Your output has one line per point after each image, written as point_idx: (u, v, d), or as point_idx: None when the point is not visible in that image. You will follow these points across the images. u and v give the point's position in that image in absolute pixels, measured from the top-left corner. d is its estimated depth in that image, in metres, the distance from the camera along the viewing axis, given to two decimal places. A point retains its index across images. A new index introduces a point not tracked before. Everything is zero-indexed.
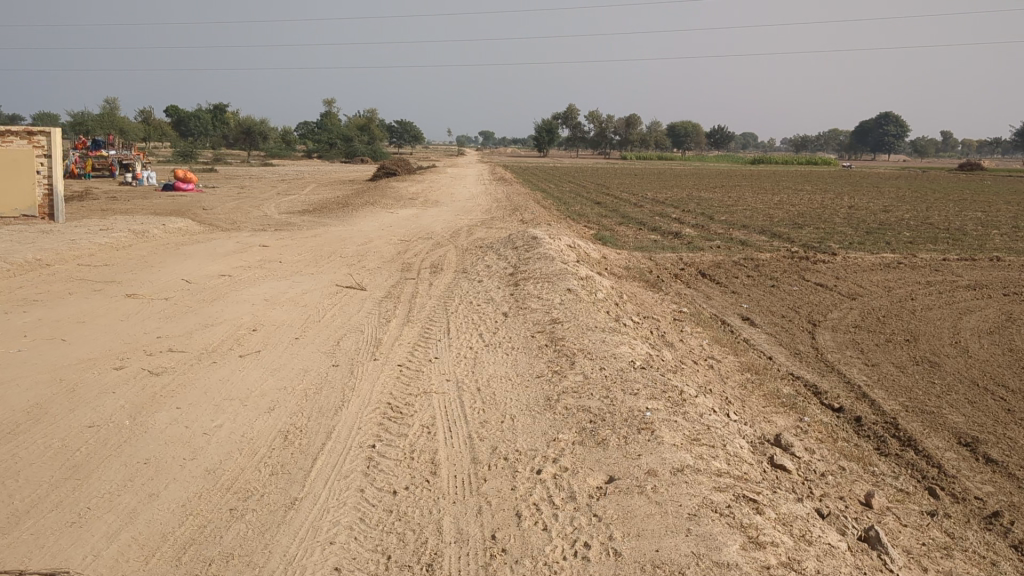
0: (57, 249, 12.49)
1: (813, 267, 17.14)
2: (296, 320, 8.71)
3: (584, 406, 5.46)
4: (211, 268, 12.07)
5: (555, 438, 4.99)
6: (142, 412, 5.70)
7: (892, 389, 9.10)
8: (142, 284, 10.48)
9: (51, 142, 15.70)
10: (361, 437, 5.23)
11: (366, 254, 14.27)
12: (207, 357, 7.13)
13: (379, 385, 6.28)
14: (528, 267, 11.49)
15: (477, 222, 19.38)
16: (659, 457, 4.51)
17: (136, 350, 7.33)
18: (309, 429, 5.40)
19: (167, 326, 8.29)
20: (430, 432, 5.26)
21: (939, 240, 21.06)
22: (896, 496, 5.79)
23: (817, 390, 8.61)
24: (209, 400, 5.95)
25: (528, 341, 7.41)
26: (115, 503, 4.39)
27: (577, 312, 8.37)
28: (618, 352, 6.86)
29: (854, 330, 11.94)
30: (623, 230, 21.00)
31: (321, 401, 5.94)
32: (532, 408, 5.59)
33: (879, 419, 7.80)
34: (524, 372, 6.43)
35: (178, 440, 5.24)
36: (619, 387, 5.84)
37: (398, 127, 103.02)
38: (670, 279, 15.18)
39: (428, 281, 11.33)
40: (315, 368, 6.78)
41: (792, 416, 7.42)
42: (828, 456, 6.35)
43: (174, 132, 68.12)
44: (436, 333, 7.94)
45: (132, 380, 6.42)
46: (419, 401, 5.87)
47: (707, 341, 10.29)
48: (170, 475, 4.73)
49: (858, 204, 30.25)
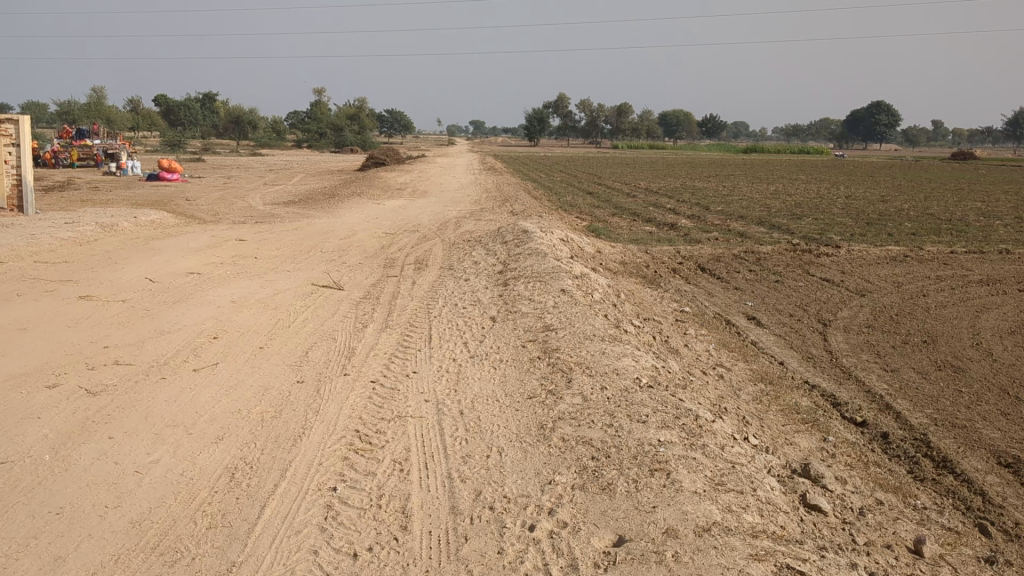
0: (14, 245, 11.61)
1: (816, 259, 16.37)
2: (265, 327, 7.85)
3: (585, 437, 4.65)
4: (180, 265, 11.18)
5: (551, 481, 4.17)
6: (65, 444, 4.86)
7: (917, 399, 8.31)
8: (102, 284, 9.64)
9: (18, 131, 14.66)
10: (321, 476, 4.41)
11: (347, 249, 13.42)
12: (156, 372, 6.28)
13: (347, 406, 5.45)
14: (520, 264, 10.67)
15: (465, 215, 18.50)
16: (680, 512, 3.71)
17: (76, 363, 6.48)
18: (262, 466, 4.57)
19: (118, 333, 7.43)
20: (402, 470, 4.44)
21: (941, 232, 20.31)
22: (946, 539, 4.99)
23: (836, 401, 7.82)
24: (149, 429, 5.10)
25: (519, 353, 6.59)
26: (10, 571, 3.57)
27: (572, 318, 7.54)
28: (620, 367, 6.03)
29: (867, 331, 11.15)
30: (617, 222, 20.10)
31: (280, 429, 5.10)
32: (524, 438, 4.78)
33: (907, 435, 7.01)
34: (514, 392, 5.61)
35: (104, 480, 4.41)
36: (625, 413, 5.03)
37: (389, 116, 102.14)
38: (667, 275, 14.36)
39: (411, 280, 10.49)
40: (276, 386, 5.94)
41: (815, 436, 6.62)
42: (861, 488, 5.56)
43: (160, 120, 66.95)
44: (416, 342, 7.11)
45: (63, 402, 5.56)
46: (392, 428, 5.05)
47: (714, 345, 9.48)
48: (83, 532, 3.90)
49: (856, 194, 29.49)
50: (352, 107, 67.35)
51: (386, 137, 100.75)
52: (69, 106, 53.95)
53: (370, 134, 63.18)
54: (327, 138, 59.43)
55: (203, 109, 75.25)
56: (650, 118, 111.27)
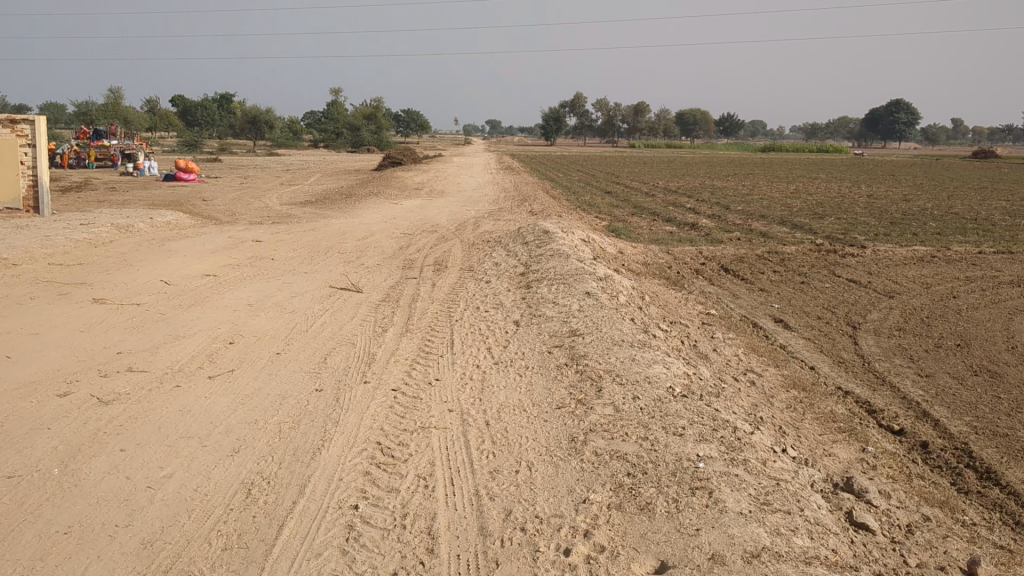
0: (28, 247, 11.47)
1: (842, 260, 16.03)
2: (281, 331, 7.64)
3: (619, 452, 4.41)
4: (195, 267, 11.01)
5: (585, 500, 3.93)
6: (75, 457, 4.65)
7: (954, 406, 8.00)
8: (116, 287, 9.47)
9: (34, 132, 14.50)
10: (341, 493, 4.19)
11: (365, 250, 13.21)
12: (170, 380, 6.07)
13: (368, 417, 5.23)
14: (541, 266, 10.44)
15: (484, 215, 18.21)
16: (726, 535, 3.49)
17: (89, 370, 6.29)
18: (280, 481, 4.35)
19: (131, 339, 7.24)
20: (427, 487, 4.22)
21: (968, 231, 19.91)
22: (1000, 557, 4.70)
23: (872, 409, 7.53)
24: (162, 441, 4.89)
25: (545, 360, 6.35)
26: None
27: (599, 323, 7.28)
28: (652, 375, 5.79)
29: (898, 335, 10.83)
30: (637, 222, 19.81)
31: (298, 441, 4.88)
32: (554, 452, 4.54)
33: (948, 444, 6.71)
34: (541, 402, 5.37)
35: (115, 497, 4.21)
36: (660, 425, 4.78)
37: (406, 116, 102.11)
38: (691, 276, 14.09)
39: (430, 282, 10.28)
40: (294, 395, 5.72)
41: (853, 446, 6.34)
42: (907, 503, 5.28)
43: (178, 120, 67.06)
44: (437, 347, 6.89)
45: (74, 412, 5.36)
46: (416, 441, 4.82)
47: (743, 350, 9.21)
48: (92, 553, 3.69)
49: (878, 193, 29.06)
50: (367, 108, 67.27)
51: (402, 137, 100.61)
52: (87, 107, 54.06)
53: (387, 135, 63.05)
54: (343, 139, 59.36)
55: (220, 109, 75.29)
56: (667, 117, 110.68)
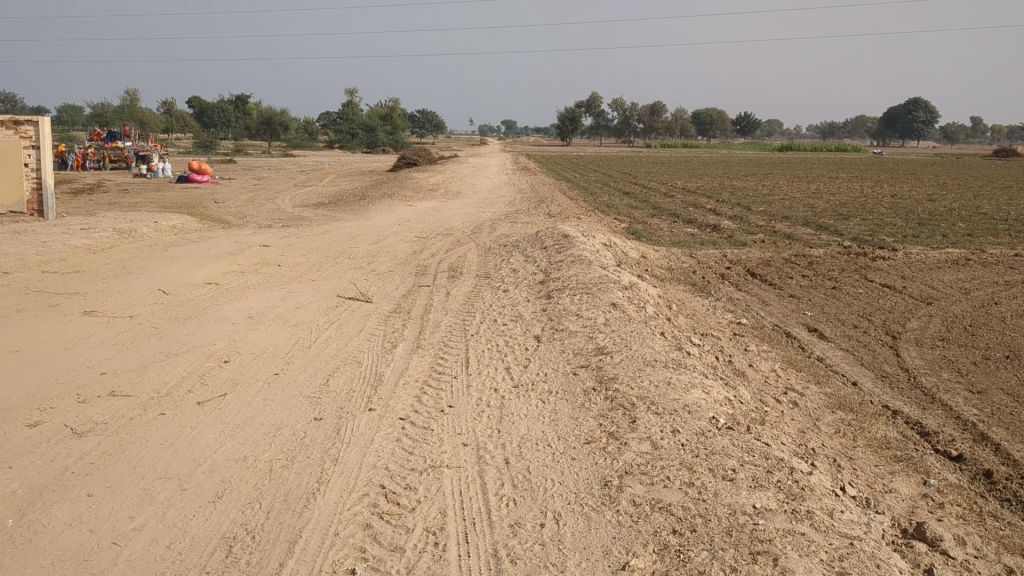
0: (25, 253, 10.96)
1: (873, 264, 15.33)
2: (281, 348, 7.05)
3: (662, 502, 3.79)
4: (197, 274, 10.45)
5: (625, 565, 3.32)
6: (33, 503, 4.06)
7: (1014, 426, 7.28)
8: (111, 297, 8.91)
9: (39, 133, 13.95)
10: (336, 552, 3.58)
11: (376, 255, 12.63)
12: (154, 407, 5.46)
13: (372, 452, 4.62)
14: (562, 272, 9.84)
15: (501, 215, 18.07)
16: None
17: (66, 395, 5.69)
18: (266, 536, 3.74)
19: (119, 356, 6.66)
20: (439, 545, 3.60)
21: (1001, 232, 19.12)
22: None
23: (925, 431, 6.83)
24: (135, 483, 4.29)
25: (570, 384, 5.71)
26: None
27: (628, 339, 6.64)
28: (691, 402, 5.15)
29: (942, 346, 10.09)
30: (657, 223, 19.16)
31: (291, 483, 4.27)
32: (586, 500, 3.92)
33: (1016, 471, 5.99)
34: (569, 436, 4.74)
35: (72, 557, 3.60)
36: (706, 467, 4.16)
37: (420, 118, 101.80)
38: (717, 280, 13.46)
39: (443, 290, 9.69)
40: (290, 425, 5.12)
41: (914, 480, 5.65)
42: (985, 551, 4.62)
43: (193, 121, 66.77)
44: (450, 367, 6.26)
45: (43, 446, 4.77)
46: (426, 483, 4.21)
47: (781, 364, 8.55)
48: None
49: (904, 193, 28.33)
50: (383, 108, 66.81)
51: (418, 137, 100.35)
52: (104, 108, 53.80)
53: (402, 134, 62.56)
54: (358, 138, 58.90)
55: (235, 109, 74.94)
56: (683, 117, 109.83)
